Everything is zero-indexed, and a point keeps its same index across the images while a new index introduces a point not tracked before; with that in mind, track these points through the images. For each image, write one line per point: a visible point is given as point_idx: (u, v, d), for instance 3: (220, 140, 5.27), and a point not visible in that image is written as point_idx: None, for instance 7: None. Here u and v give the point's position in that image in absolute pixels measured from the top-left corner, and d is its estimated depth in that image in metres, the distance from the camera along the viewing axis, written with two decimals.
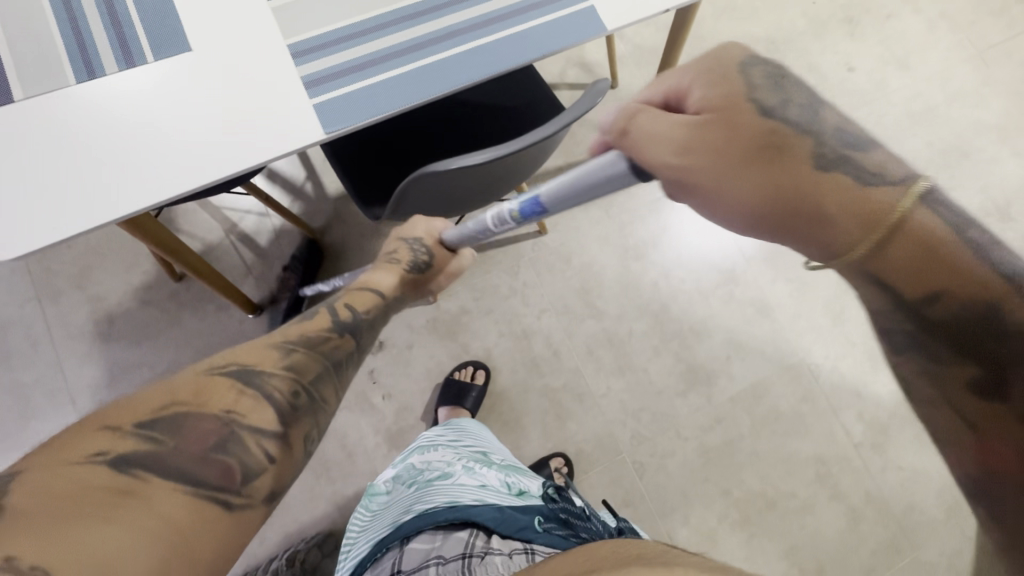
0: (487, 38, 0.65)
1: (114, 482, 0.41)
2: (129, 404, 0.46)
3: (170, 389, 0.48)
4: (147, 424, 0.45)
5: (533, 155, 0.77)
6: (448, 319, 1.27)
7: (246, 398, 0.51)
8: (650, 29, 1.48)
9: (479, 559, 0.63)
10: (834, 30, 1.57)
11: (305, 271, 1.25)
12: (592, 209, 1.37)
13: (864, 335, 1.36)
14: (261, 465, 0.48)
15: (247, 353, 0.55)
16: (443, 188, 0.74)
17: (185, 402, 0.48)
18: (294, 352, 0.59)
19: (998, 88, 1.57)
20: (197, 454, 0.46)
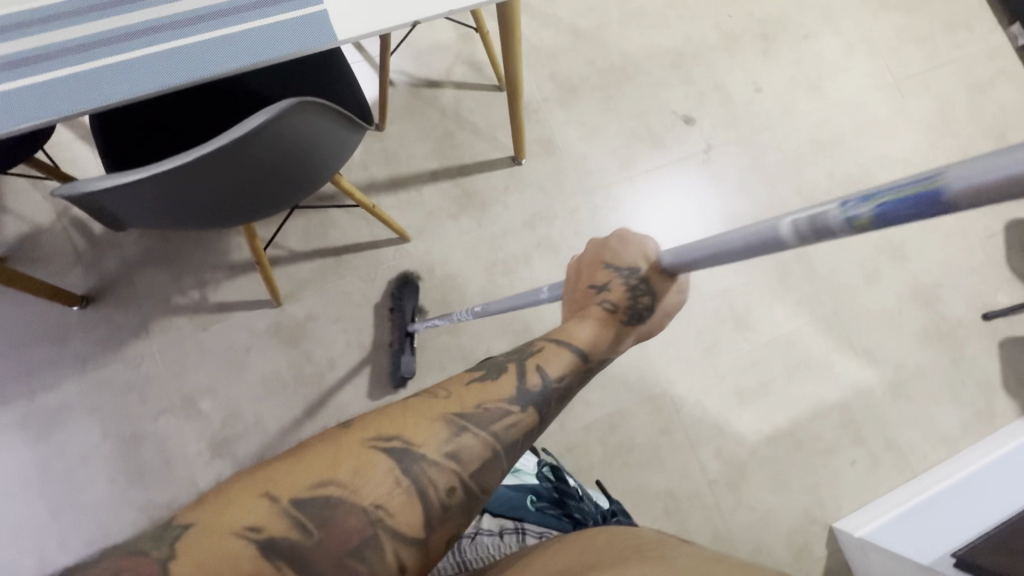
0: (180, 41, 0.59)
1: (257, 567, 0.44)
2: (291, 471, 0.49)
3: (333, 462, 0.51)
4: (302, 504, 0.48)
5: (276, 174, 0.70)
6: (291, 324, 1.20)
7: (402, 490, 0.51)
8: (550, 31, 1.42)
9: (472, 539, 0.79)
10: (747, 46, 1.50)
11: (140, 262, 1.18)
12: (463, 218, 1.30)
13: (732, 369, 1.33)
14: (392, 568, 0.49)
15: (416, 426, 0.55)
16: (157, 202, 0.65)
17: (342, 483, 0.50)
18: (461, 433, 0.56)
19: (910, 120, 1.54)
20: (337, 555, 0.48)
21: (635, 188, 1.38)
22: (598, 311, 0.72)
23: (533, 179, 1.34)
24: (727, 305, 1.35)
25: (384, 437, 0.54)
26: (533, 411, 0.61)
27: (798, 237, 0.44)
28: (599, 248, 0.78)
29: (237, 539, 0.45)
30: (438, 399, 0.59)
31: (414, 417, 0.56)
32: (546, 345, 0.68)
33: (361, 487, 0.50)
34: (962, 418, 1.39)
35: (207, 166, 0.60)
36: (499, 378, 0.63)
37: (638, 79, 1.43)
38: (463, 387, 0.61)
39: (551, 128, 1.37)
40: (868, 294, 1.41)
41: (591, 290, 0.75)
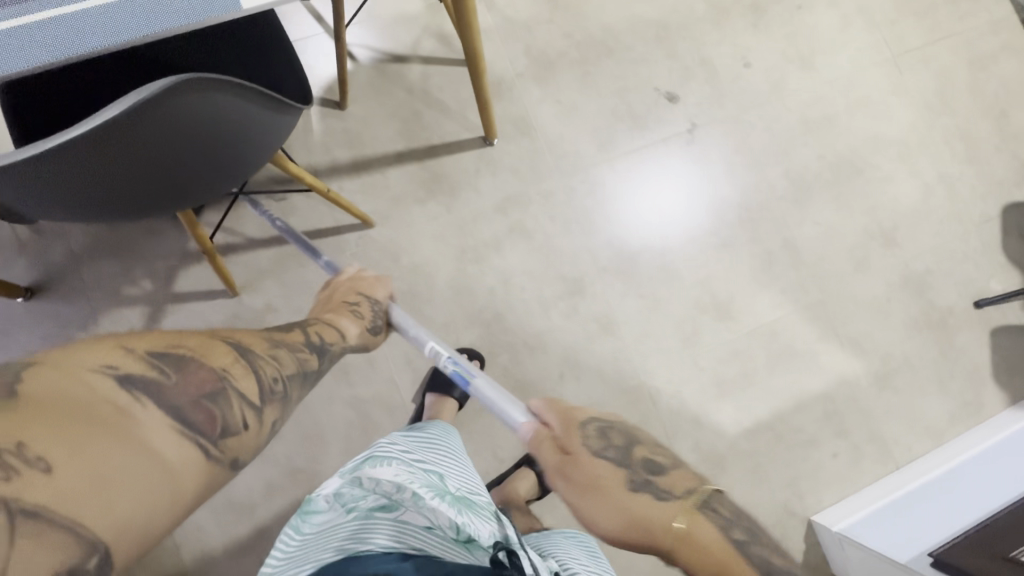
0: (85, 6, 0.55)
1: (117, 397, 0.48)
2: (144, 338, 0.55)
3: (179, 339, 0.59)
4: (157, 355, 0.54)
5: (192, 154, 0.61)
6: (249, 317, 1.14)
7: (240, 365, 0.62)
8: (525, 1, 1.33)
9: None
10: (736, 18, 1.41)
11: (87, 252, 1.11)
12: (432, 204, 1.23)
13: (713, 360, 1.28)
14: (239, 428, 0.57)
15: (248, 336, 0.68)
16: (51, 192, 0.56)
17: (191, 350, 0.58)
18: (279, 347, 0.72)
19: (907, 98, 1.46)
20: (191, 399, 0.53)
21: (615, 170, 1.31)
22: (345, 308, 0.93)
23: (506, 162, 1.27)
24: (709, 294, 1.30)
25: (227, 336, 0.65)
26: (318, 357, 0.79)
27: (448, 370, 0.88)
28: (355, 282, 1.01)
29: (96, 373, 0.48)
30: (261, 331, 0.74)
31: (249, 334, 0.69)
32: (319, 323, 0.86)
33: (210, 358, 0.59)
34: (950, 409, 1.35)
35: (99, 145, 0.50)
36: (287, 332, 0.80)
37: (619, 54, 1.35)
38: (279, 332, 0.77)
39: (525, 107, 1.30)
40: (856, 281, 1.36)
41: (344, 304, 0.94)
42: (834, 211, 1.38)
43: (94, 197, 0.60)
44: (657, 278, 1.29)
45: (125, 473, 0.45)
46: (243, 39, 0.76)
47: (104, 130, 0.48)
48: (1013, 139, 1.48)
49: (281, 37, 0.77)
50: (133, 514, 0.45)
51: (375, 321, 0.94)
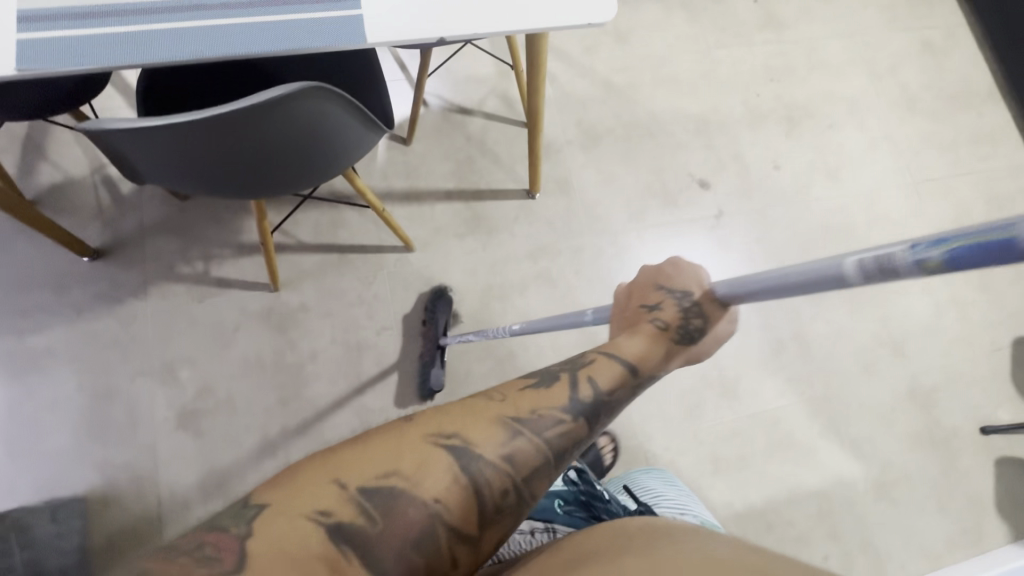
0: (236, 20, 0.63)
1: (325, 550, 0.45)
2: (357, 458, 0.52)
3: (373, 458, 0.52)
4: (368, 493, 0.49)
5: (288, 150, 0.73)
6: (282, 311, 1.22)
7: (459, 485, 0.53)
8: (584, 82, 1.50)
9: (498, 538, 0.86)
10: (771, 126, 1.55)
11: (157, 227, 1.23)
12: (469, 240, 1.33)
13: (712, 438, 1.29)
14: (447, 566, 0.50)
15: (475, 427, 0.57)
16: (171, 155, 0.68)
17: (403, 475, 0.51)
18: (513, 436, 0.57)
19: (925, 221, 1.55)
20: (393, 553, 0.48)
21: (643, 240, 1.41)
22: (648, 328, 0.70)
23: (542, 214, 1.38)
24: (716, 370, 1.33)
25: (445, 435, 0.55)
26: (585, 421, 0.61)
27: (864, 276, 0.41)
28: (652, 274, 0.75)
29: (306, 522, 0.46)
30: (494, 403, 0.60)
31: (472, 417, 0.58)
32: (600, 357, 0.67)
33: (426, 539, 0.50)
34: (949, 533, 1.32)
35: (223, 125, 0.63)
36: (548, 387, 0.63)
37: (661, 138, 1.49)
38: (516, 393, 0.62)
39: (569, 170, 1.42)
40: (862, 385, 1.39)
41: (642, 308, 0.72)
42: (846, 313, 1.43)
43: (200, 167, 0.72)
44: None
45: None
46: (349, 68, 0.89)
47: (233, 112, 0.61)
48: None
49: (383, 78, 0.90)
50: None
51: (684, 319, 0.69)
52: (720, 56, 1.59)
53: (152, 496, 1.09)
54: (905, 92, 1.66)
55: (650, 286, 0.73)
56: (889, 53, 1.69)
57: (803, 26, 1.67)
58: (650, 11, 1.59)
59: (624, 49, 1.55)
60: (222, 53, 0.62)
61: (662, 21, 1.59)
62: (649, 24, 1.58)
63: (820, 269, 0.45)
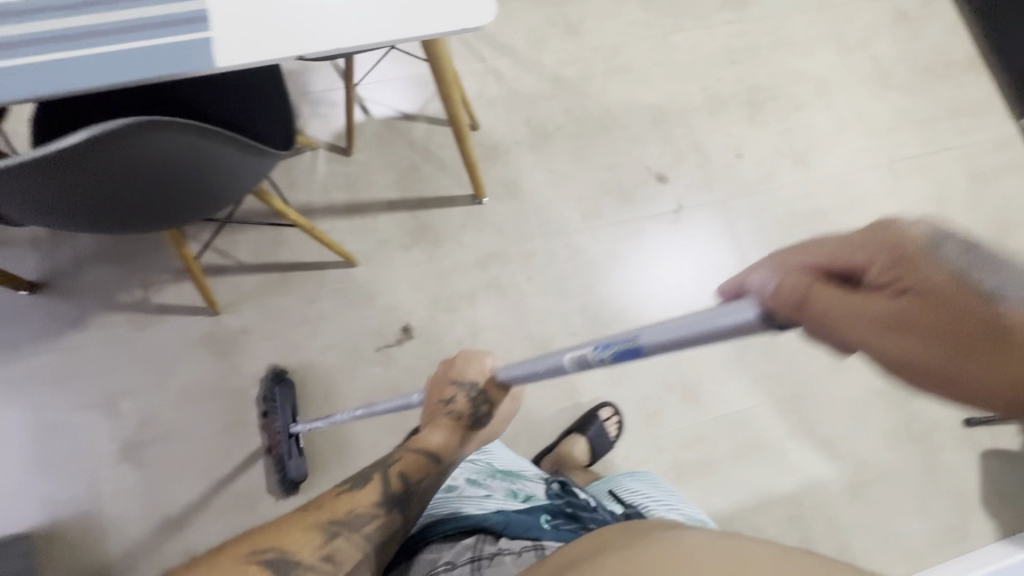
0: (89, 52, 0.58)
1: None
2: (261, 538, 0.67)
3: (281, 534, 0.68)
4: (258, 552, 0.65)
5: (164, 178, 0.71)
6: (224, 336, 1.20)
7: (324, 544, 0.68)
8: (532, 78, 1.44)
9: (490, 561, 0.68)
10: (732, 112, 1.48)
11: (94, 257, 1.21)
12: (415, 251, 1.29)
13: (674, 444, 1.25)
14: None
15: (291, 537, 0.68)
16: (32, 197, 0.65)
17: (281, 548, 0.66)
18: (333, 534, 0.69)
19: (901, 203, 1.47)
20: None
21: (599, 241, 1.35)
22: (446, 420, 0.83)
23: (492, 220, 1.33)
24: (677, 374, 1.28)
25: (260, 551, 0.65)
26: (399, 510, 0.75)
27: (574, 366, 0.60)
28: (446, 367, 0.88)
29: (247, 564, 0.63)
30: (312, 512, 0.72)
31: (293, 529, 0.69)
32: (406, 453, 0.80)
33: (340, 561, 0.67)
34: (931, 532, 1.26)
35: (73, 162, 0.60)
36: (365, 486, 0.76)
37: (615, 133, 1.42)
38: (333, 497, 0.74)
39: (518, 171, 1.37)
40: (835, 382, 1.32)
41: (439, 403, 0.85)
42: None
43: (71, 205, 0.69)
44: None
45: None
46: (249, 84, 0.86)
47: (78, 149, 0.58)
48: None
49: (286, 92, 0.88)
50: None
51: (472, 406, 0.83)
52: (677, 41, 1.52)
53: (97, 531, 1.09)
54: (877, 67, 1.57)
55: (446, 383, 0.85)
56: (860, 26, 1.60)
57: (766, 3, 1.58)
58: None
59: (574, 41, 1.48)
60: (77, 89, 0.58)
61: (614, 8, 1.52)
62: (600, 12, 1.51)
63: (710, 330, 0.43)
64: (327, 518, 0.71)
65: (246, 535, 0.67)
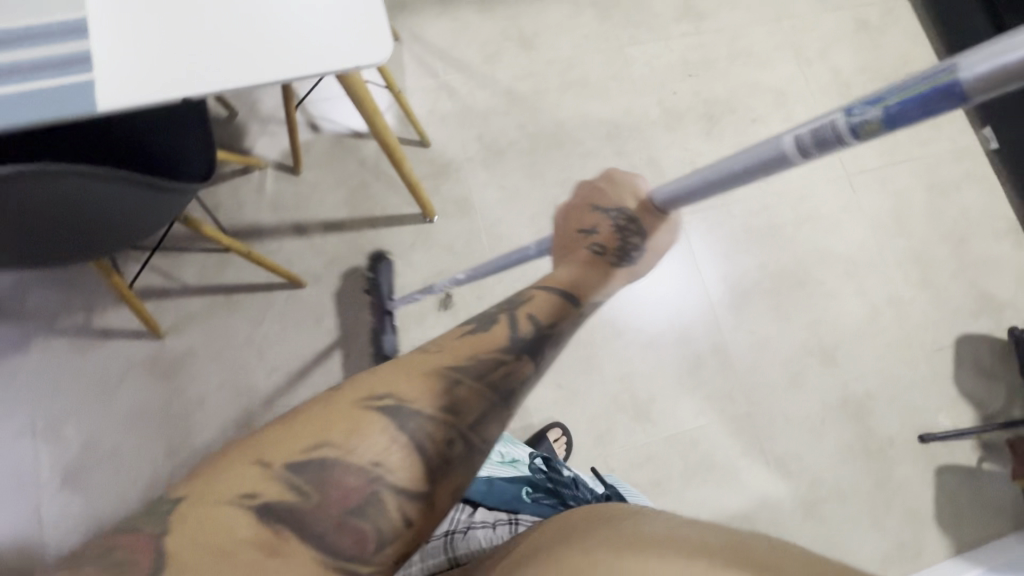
0: None
1: (257, 533, 0.43)
2: (287, 436, 0.48)
3: (330, 423, 0.50)
4: (296, 467, 0.47)
5: (41, 224, 0.66)
6: (167, 359, 1.19)
7: (397, 445, 0.50)
8: (485, 93, 1.43)
9: (462, 534, 0.75)
10: (689, 125, 1.47)
11: (36, 280, 1.20)
12: (363, 271, 1.28)
13: (624, 463, 1.24)
14: (396, 530, 0.48)
15: (408, 386, 0.54)
16: None
17: (336, 442, 0.48)
18: (457, 385, 0.56)
19: (859, 216, 1.45)
20: (336, 517, 0.46)
21: (551, 258, 1.34)
22: (590, 252, 1.01)
23: (441, 239, 1.32)
24: (628, 393, 1.28)
25: (379, 395, 0.52)
26: (530, 358, 0.63)
27: (799, 150, 0.50)
28: (591, 196, 1.09)
29: (232, 507, 0.44)
30: (427, 355, 0.59)
31: (332, 416, 0.50)
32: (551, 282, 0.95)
33: (462, 411, 0.54)
34: (883, 549, 1.25)
35: None
36: (491, 329, 0.64)
37: (569, 148, 1.41)
38: (454, 340, 0.62)
39: (469, 189, 1.36)
40: (788, 398, 1.31)
41: (580, 236, 1.05)
42: (771, 322, 1.35)
43: None
44: (576, 369, 1.28)
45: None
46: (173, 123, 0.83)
47: None
48: (971, 269, 1.44)
49: (210, 133, 0.85)
50: None
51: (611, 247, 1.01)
52: (634, 54, 1.51)
53: (35, 558, 1.08)
54: (837, 78, 1.56)
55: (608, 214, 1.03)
56: (820, 36, 1.58)
57: (725, 15, 1.57)
58: (557, 11, 1.51)
59: (529, 55, 1.47)
60: None
61: (570, 21, 1.51)
62: (555, 26, 1.50)
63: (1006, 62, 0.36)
64: (389, 397, 0.52)
65: (276, 436, 0.48)
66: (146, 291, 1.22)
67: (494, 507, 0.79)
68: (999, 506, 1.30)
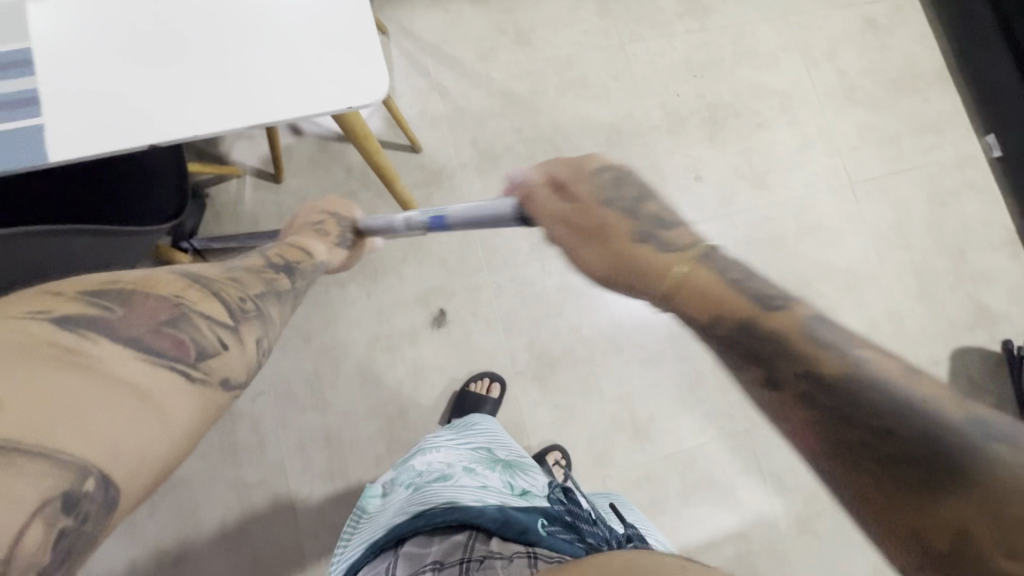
0: None
1: (53, 339, 0.37)
2: (73, 279, 0.43)
3: (114, 274, 0.46)
4: (94, 293, 0.42)
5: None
6: None
7: (196, 288, 0.48)
8: (480, 93, 1.34)
9: (478, 565, 0.64)
10: (692, 129, 1.41)
11: None
12: (352, 286, 1.22)
13: (622, 483, 1.22)
14: (216, 350, 0.46)
15: (154, 279, 0.47)
16: None
17: (134, 281, 0.45)
18: (241, 273, 0.58)
19: (862, 226, 1.43)
20: (149, 326, 0.42)
21: (548, 271, 1.29)
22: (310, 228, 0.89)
23: (435, 251, 1.25)
24: (627, 411, 1.25)
25: (176, 267, 0.51)
26: (288, 277, 0.65)
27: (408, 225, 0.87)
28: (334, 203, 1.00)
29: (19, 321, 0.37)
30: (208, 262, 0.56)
31: (84, 276, 0.44)
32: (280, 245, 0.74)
33: (246, 286, 0.55)
34: (874, 562, 1.26)
35: None
36: (245, 260, 0.66)
37: (568, 154, 1.35)
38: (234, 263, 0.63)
39: (463, 198, 1.29)
40: None
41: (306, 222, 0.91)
42: None
43: None
44: (574, 387, 1.25)
45: (89, 405, 0.36)
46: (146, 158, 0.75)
47: None
48: (969, 282, 1.43)
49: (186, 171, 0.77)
50: (117, 436, 0.36)
51: (343, 237, 0.92)
52: (636, 52, 1.43)
53: None
54: (843, 80, 1.51)
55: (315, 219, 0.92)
56: (827, 36, 1.52)
57: (731, 10, 1.49)
58: (556, 4, 1.42)
59: (525, 52, 1.38)
60: None
61: (569, 15, 1.42)
62: (554, 20, 1.41)
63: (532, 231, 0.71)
64: (183, 269, 0.51)
65: (64, 276, 0.43)
66: None
67: (509, 540, 0.68)
68: None
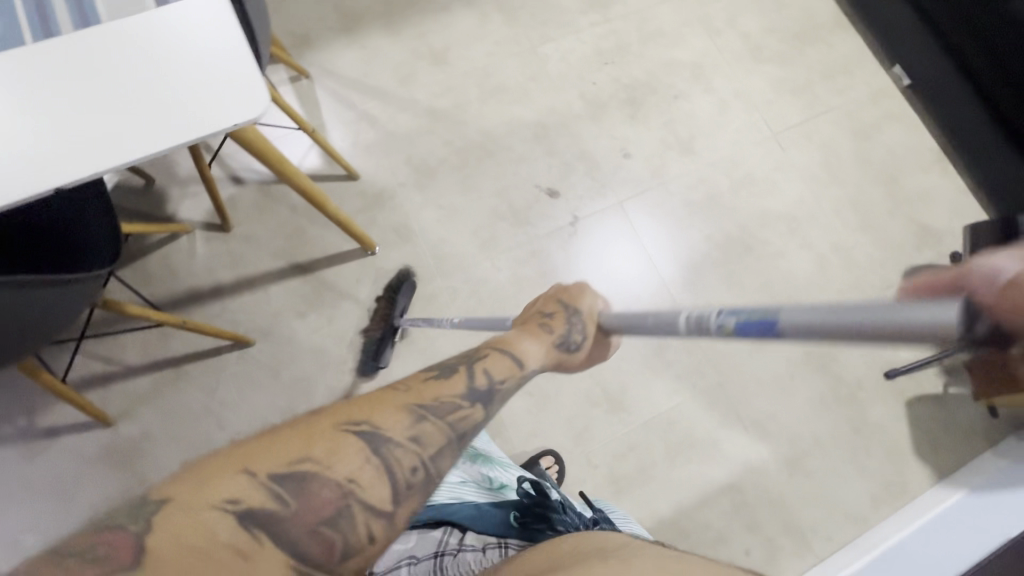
0: None
1: (238, 537, 0.40)
2: (270, 444, 0.44)
3: (306, 438, 0.45)
4: (281, 477, 0.43)
5: None
6: (124, 445, 1.15)
7: (372, 466, 0.46)
8: (407, 115, 1.41)
9: (452, 557, 0.72)
10: (613, 113, 1.48)
11: None
12: (313, 316, 1.25)
13: (607, 457, 1.24)
14: (361, 545, 0.44)
15: (327, 442, 0.45)
16: None
17: (317, 458, 0.44)
18: (422, 419, 0.51)
19: (793, 172, 1.48)
20: (310, 525, 0.43)
21: (500, 268, 1.33)
22: (534, 323, 0.70)
23: (387, 269, 1.30)
24: (599, 387, 1.27)
25: (355, 420, 0.48)
26: (486, 407, 0.56)
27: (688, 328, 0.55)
28: (557, 289, 0.77)
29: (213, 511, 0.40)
30: (399, 390, 0.53)
31: (272, 437, 0.45)
32: (493, 352, 0.63)
33: (425, 444, 0.49)
34: (871, 490, 1.27)
35: None
36: (446, 376, 0.57)
37: (500, 155, 1.41)
38: (419, 381, 0.55)
39: (407, 214, 1.34)
40: (755, 362, 1.32)
41: (539, 313, 0.73)
42: (726, 291, 1.37)
43: None
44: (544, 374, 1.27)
45: None
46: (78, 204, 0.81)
47: None
48: (905, 204, 1.48)
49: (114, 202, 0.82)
50: None
51: (570, 334, 0.69)
52: (547, 52, 1.51)
53: None
54: (747, 42, 1.59)
55: (564, 303, 0.73)
56: (724, 5, 1.61)
57: None
58: (465, 23, 1.51)
59: (443, 71, 1.46)
60: None
61: (479, 30, 1.51)
62: (466, 37, 1.50)
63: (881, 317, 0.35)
64: (364, 422, 0.48)
65: (262, 442, 0.44)
66: (86, 381, 1.17)
67: (482, 531, 0.77)
68: (971, 426, 1.33)
